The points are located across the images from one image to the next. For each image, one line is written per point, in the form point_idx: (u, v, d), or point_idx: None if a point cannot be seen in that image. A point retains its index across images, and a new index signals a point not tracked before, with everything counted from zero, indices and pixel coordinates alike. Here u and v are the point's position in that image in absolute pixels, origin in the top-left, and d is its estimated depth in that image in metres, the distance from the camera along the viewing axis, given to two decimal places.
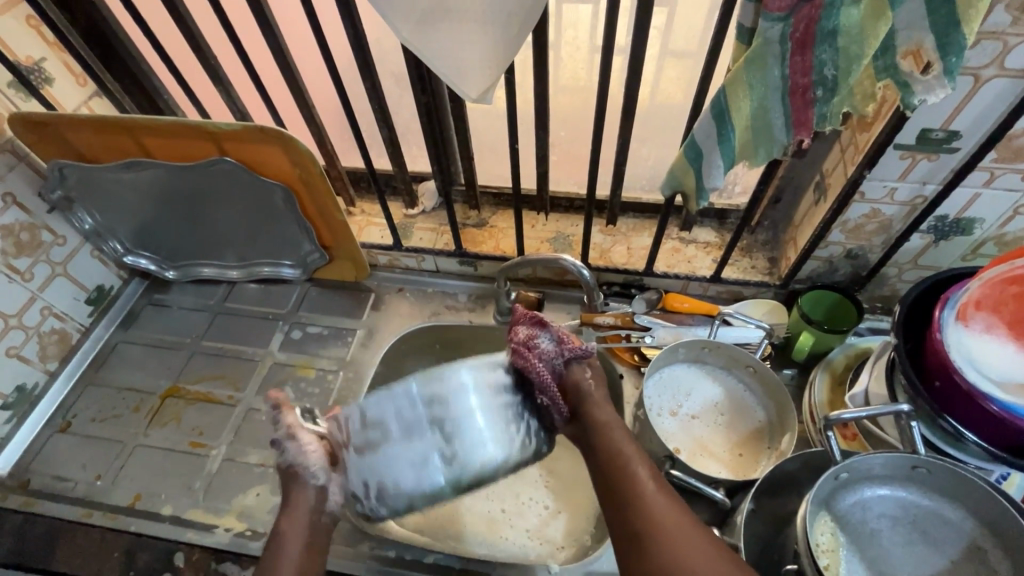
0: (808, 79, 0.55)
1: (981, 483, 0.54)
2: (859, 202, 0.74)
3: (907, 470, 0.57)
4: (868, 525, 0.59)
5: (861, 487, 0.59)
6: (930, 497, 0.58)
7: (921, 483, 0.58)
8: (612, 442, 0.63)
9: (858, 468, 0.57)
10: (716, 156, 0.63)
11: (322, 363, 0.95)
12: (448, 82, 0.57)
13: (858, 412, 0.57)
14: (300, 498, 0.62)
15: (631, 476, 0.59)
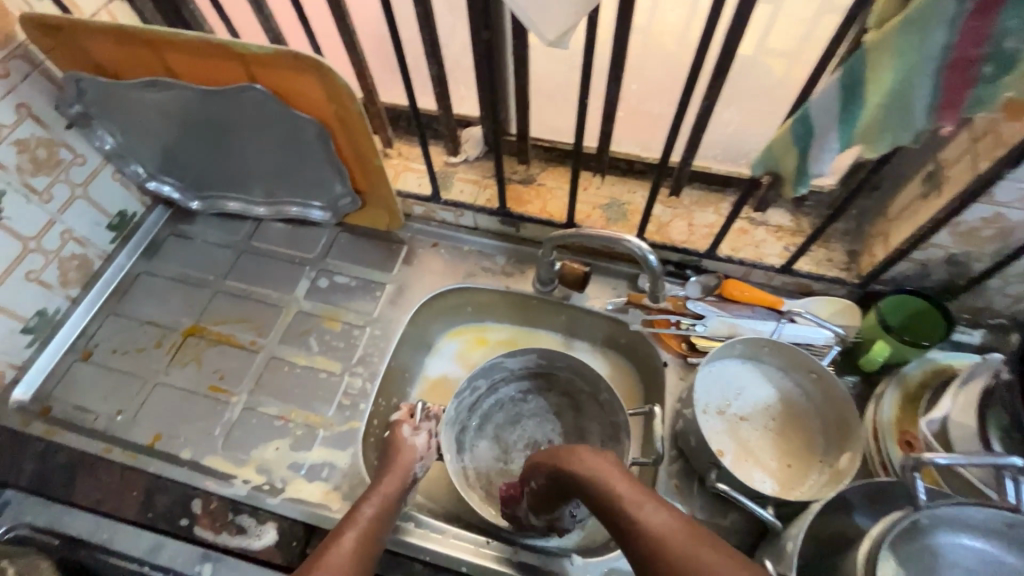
0: (978, 51, 0.44)
1: None
2: (982, 203, 0.63)
3: (1002, 525, 0.51)
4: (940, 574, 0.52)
5: (939, 535, 0.52)
6: (1015, 554, 0.52)
7: (1010, 538, 0.52)
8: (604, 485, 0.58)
9: (942, 515, 0.51)
10: (832, 136, 0.53)
11: (349, 316, 0.90)
12: (524, 19, 0.48)
13: (954, 457, 0.50)
14: (396, 471, 0.71)
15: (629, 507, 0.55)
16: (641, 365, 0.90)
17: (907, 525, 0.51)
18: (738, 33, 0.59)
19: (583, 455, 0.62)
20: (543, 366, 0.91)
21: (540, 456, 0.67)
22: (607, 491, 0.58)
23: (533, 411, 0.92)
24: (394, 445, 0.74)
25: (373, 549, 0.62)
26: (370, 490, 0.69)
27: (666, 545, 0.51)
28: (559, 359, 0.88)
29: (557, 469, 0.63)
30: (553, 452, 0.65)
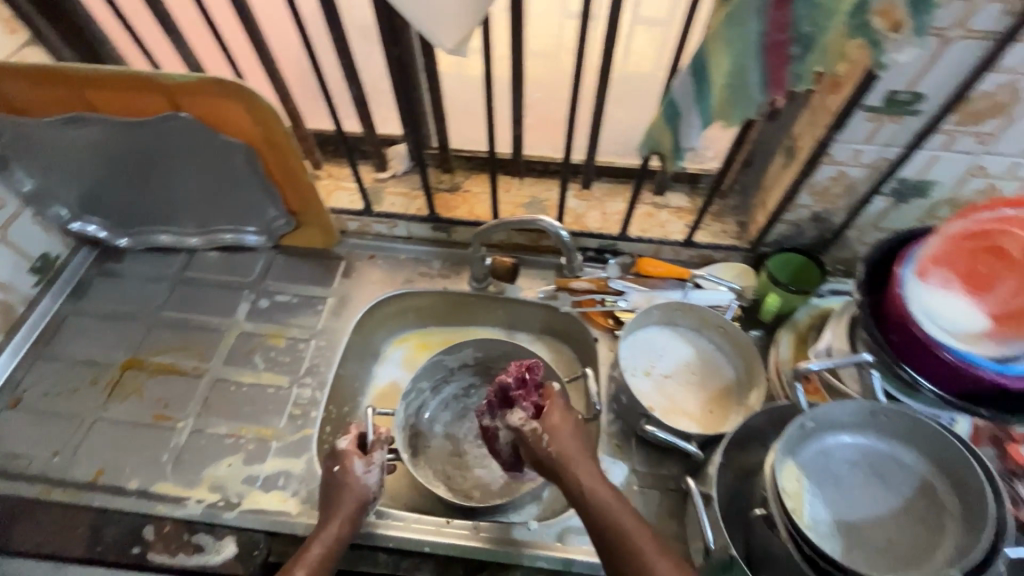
0: (785, 36, 0.56)
1: (930, 423, 0.58)
2: (827, 164, 0.76)
3: (868, 416, 0.60)
4: (829, 470, 0.61)
5: (827, 435, 0.62)
6: (884, 441, 0.61)
7: (878, 429, 0.61)
8: (596, 492, 0.62)
9: (822, 416, 0.60)
10: (693, 115, 0.64)
11: (293, 331, 0.92)
12: (424, 31, 0.56)
13: (822, 363, 0.61)
14: (346, 507, 0.69)
15: (614, 520, 0.60)
16: (575, 345, 0.98)
17: (795, 430, 0.60)
18: (612, 39, 0.70)
19: (584, 454, 0.65)
20: (482, 359, 0.97)
21: (561, 427, 0.66)
22: (611, 513, 0.60)
23: (477, 404, 0.97)
24: (345, 483, 0.70)
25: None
26: (320, 527, 0.68)
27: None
28: (496, 347, 0.95)
29: (578, 459, 0.64)
30: (574, 433, 0.66)
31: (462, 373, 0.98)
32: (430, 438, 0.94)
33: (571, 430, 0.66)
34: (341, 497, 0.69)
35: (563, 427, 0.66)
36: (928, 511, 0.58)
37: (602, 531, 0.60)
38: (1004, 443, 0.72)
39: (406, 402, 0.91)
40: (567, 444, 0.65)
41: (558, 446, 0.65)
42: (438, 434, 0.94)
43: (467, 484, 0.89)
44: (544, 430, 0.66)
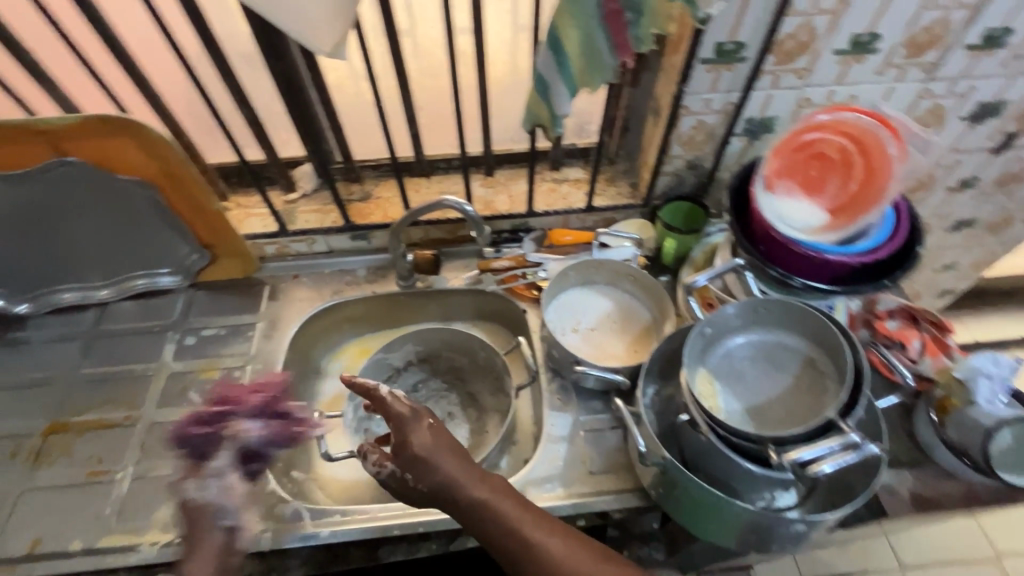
0: (618, 4, 0.65)
1: (800, 305, 0.67)
2: (686, 115, 0.87)
3: (752, 313, 0.69)
4: (731, 368, 0.70)
5: (724, 339, 0.71)
6: (770, 332, 0.71)
7: (763, 322, 0.70)
8: (485, 503, 0.63)
9: (716, 322, 0.69)
10: (560, 85, 0.72)
11: (226, 362, 0.92)
12: (300, 38, 0.61)
13: (706, 275, 0.73)
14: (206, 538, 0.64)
15: (502, 521, 0.62)
16: (508, 323, 1.05)
17: (697, 338, 0.68)
18: (478, 30, 0.77)
19: (465, 469, 0.65)
20: (424, 352, 1.03)
21: (423, 455, 0.64)
22: (495, 513, 0.62)
23: (428, 396, 1.03)
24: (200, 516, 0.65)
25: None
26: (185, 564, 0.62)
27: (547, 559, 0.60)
28: (433, 336, 1.01)
29: (454, 478, 0.64)
30: (441, 451, 0.65)
31: (408, 370, 1.04)
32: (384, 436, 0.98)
33: (434, 453, 0.64)
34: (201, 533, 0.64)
35: (428, 450, 0.64)
36: (814, 380, 0.67)
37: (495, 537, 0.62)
38: (874, 325, 0.84)
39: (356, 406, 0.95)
40: (439, 466, 0.64)
41: (427, 475, 0.64)
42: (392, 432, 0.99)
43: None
44: (412, 464, 0.64)
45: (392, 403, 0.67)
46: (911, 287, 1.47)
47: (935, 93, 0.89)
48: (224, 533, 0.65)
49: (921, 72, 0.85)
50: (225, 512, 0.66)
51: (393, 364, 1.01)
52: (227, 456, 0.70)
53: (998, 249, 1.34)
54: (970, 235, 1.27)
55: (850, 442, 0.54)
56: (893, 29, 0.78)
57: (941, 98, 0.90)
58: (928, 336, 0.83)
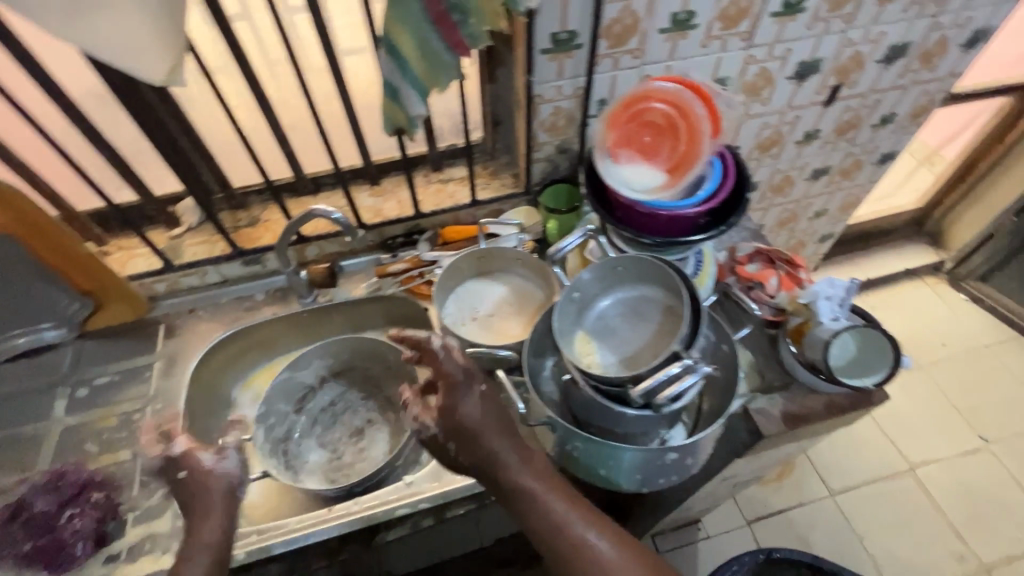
0: (441, 6, 0.70)
1: (649, 259, 0.74)
2: (542, 103, 0.93)
3: (613, 272, 0.76)
4: (603, 326, 0.77)
5: (595, 301, 0.78)
6: (633, 288, 0.78)
7: (626, 279, 0.77)
8: (528, 486, 0.65)
9: (583, 287, 0.75)
10: (408, 88, 0.76)
11: (124, 407, 0.90)
12: (124, 67, 0.56)
13: (568, 243, 0.83)
14: (213, 508, 0.70)
15: (547, 508, 0.64)
16: (415, 323, 1.07)
17: (566, 303, 0.74)
18: (326, 46, 0.80)
19: (514, 450, 0.67)
20: (336, 364, 1.04)
21: (471, 422, 0.65)
22: (539, 496, 0.64)
23: (347, 407, 1.03)
24: (206, 482, 0.71)
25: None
26: (197, 525, 0.68)
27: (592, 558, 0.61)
28: (342, 347, 1.01)
29: (499, 454, 0.65)
30: (488, 424, 0.66)
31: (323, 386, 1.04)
32: (304, 454, 0.98)
33: (479, 423, 0.65)
34: (208, 492, 0.70)
35: (478, 417, 0.66)
36: (673, 325, 0.74)
37: (539, 522, 0.64)
38: (735, 271, 0.94)
39: (268, 429, 0.95)
40: (485, 439, 0.65)
41: (469, 443, 0.65)
42: (312, 449, 0.98)
43: (354, 477, 0.95)
44: (452, 429, 0.66)
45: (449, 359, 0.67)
46: (794, 236, 1.62)
47: (759, 58, 0.99)
48: (228, 486, 0.72)
49: (740, 41, 0.95)
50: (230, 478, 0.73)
51: (305, 381, 1.01)
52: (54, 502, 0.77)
53: (857, 191, 1.49)
54: (829, 182, 1.42)
55: (688, 367, 0.61)
56: (704, 5, 0.87)
57: (765, 62, 1.01)
58: (783, 273, 0.92)
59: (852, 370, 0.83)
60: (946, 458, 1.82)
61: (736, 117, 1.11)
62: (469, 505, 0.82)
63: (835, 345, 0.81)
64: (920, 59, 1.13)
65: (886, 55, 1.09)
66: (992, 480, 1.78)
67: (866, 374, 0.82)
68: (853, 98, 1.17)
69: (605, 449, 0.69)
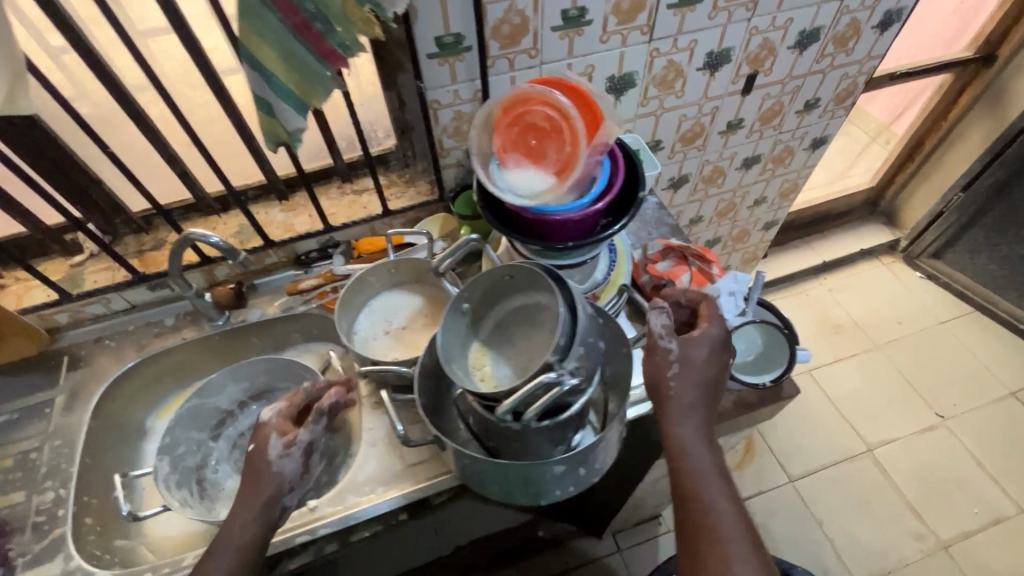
0: (301, 17, 0.67)
1: (530, 266, 0.70)
2: (440, 108, 0.91)
3: (505, 279, 0.72)
4: (499, 335, 0.75)
5: (491, 310, 0.76)
6: (529, 295, 0.73)
7: (520, 286, 0.73)
8: (699, 455, 0.64)
9: (472, 298, 0.73)
10: (281, 102, 0.73)
11: (20, 446, 0.87)
12: None
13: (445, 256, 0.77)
14: (262, 494, 0.67)
15: (705, 489, 0.63)
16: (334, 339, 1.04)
17: (453, 315, 0.72)
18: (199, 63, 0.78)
19: (694, 418, 0.66)
20: (252, 386, 1.00)
21: (664, 375, 0.66)
22: (698, 473, 0.63)
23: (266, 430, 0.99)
24: (258, 472, 0.69)
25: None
26: (236, 512, 0.67)
27: (725, 538, 0.59)
28: (255, 368, 0.97)
29: (696, 403, 0.66)
30: (695, 376, 0.67)
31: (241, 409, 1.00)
32: (220, 481, 0.95)
33: (681, 376, 0.66)
34: (258, 480, 0.68)
35: (694, 363, 0.67)
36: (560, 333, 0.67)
37: (691, 501, 0.62)
38: (647, 269, 0.93)
39: (176, 459, 0.91)
40: (681, 389, 0.66)
41: (662, 391, 0.67)
42: (228, 475, 0.95)
43: None
44: (664, 365, 0.67)
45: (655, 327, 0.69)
46: (737, 225, 1.61)
47: (663, 51, 0.98)
48: (278, 485, 0.68)
49: (641, 35, 0.93)
50: (281, 478, 0.68)
51: (219, 406, 0.98)
52: None
53: (794, 176, 1.49)
54: (762, 169, 1.41)
55: (556, 380, 0.59)
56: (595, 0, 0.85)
57: (671, 54, 0.99)
58: (695, 269, 0.91)
59: (752, 365, 0.84)
60: (905, 437, 1.82)
61: (651, 111, 1.09)
62: (375, 527, 0.80)
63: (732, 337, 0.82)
64: (835, 43, 1.12)
65: (798, 41, 1.07)
66: (949, 456, 1.79)
67: (765, 370, 0.82)
68: (771, 85, 1.15)
69: (493, 467, 0.67)
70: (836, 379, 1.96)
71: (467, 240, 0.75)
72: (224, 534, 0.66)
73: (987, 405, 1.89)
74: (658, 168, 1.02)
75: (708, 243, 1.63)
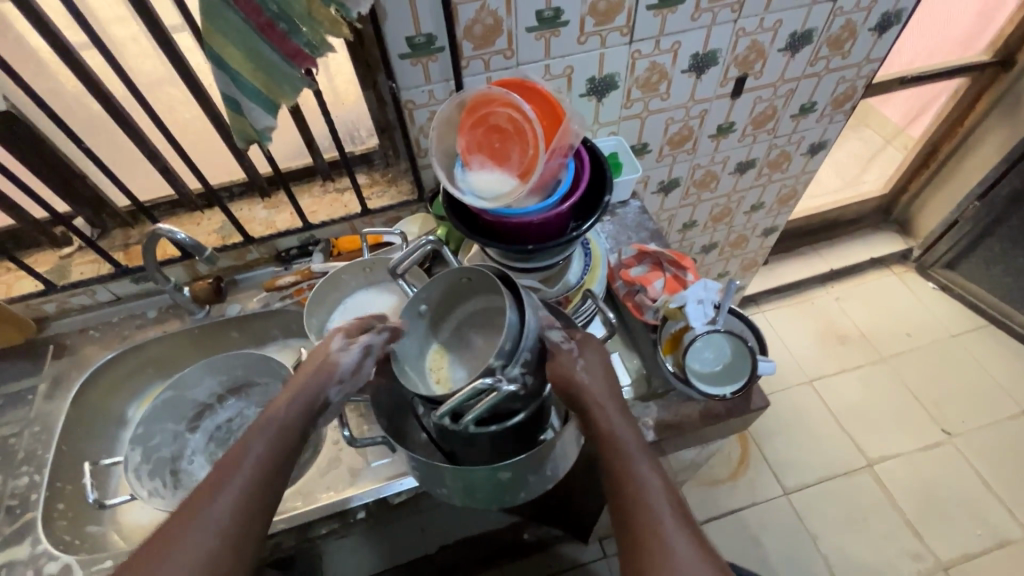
0: (264, 17, 0.67)
1: (487, 270, 0.68)
2: (416, 108, 0.91)
3: (465, 281, 0.71)
4: (460, 336, 0.75)
5: (452, 312, 0.75)
6: (490, 297, 0.72)
7: (480, 289, 0.72)
8: (622, 438, 0.63)
9: (430, 300, 0.72)
10: (248, 101, 0.74)
11: (1, 431, 0.90)
12: None
13: (405, 257, 0.76)
14: (314, 384, 0.65)
15: (631, 468, 0.61)
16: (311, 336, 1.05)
17: (410, 318, 0.72)
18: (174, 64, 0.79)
19: (610, 402, 0.66)
20: (230, 380, 1.01)
21: (572, 367, 0.67)
22: (623, 454, 0.62)
23: (242, 423, 1.01)
24: (321, 360, 0.67)
25: (257, 519, 0.55)
26: (281, 397, 0.64)
27: (658, 513, 0.58)
28: (232, 361, 0.99)
29: (604, 395, 0.66)
30: (599, 369, 0.68)
31: (218, 402, 1.02)
32: (194, 471, 0.97)
33: (587, 367, 0.67)
34: (314, 372, 0.66)
35: (593, 362, 0.69)
36: None
37: (617, 483, 0.61)
38: (621, 274, 0.91)
39: (150, 448, 0.93)
40: (591, 381, 0.66)
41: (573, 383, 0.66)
42: (202, 466, 0.97)
43: None
44: (566, 364, 0.67)
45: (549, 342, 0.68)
46: (733, 231, 1.58)
47: (646, 52, 0.96)
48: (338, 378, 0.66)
49: (621, 36, 0.92)
50: (339, 373, 0.67)
51: (197, 398, 0.99)
52: None
53: (793, 182, 1.45)
54: (758, 175, 1.38)
55: (494, 386, 0.58)
56: (570, 1, 0.84)
57: (654, 56, 0.97)
58: (669, 275, 0.89)
59: (716, 376, 0.82)
60: (906, 453, 1.76)
61: (636, 114, 1.07)
62: (332, 525, 0.80)
63: (698, 344, 0.81)
64: (829, 46, 1.08)
65: (789, 43, 1.04)
66: (954, 474, 1.72)
67: (728, 383, 0.80)
68: (763, 89, 1.13)
69: (436, 471, 0.67)
70: (838, 390, 1.91)
71: (424, 240, 0.75)
72: (265, 415, 0.62)
73: (996, 424, 1.82)
74: (638, 171, 1.01)
75: (704, 248, 1.60)
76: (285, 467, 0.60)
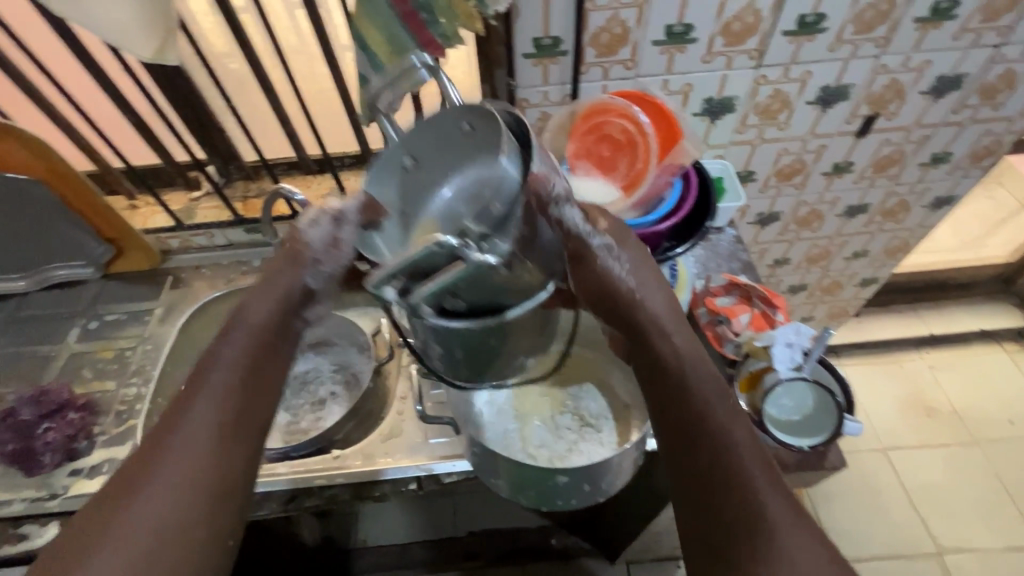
0: (410, 5, 0.71)
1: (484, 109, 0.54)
2: (528, 108, 0.93)
3: (457, 129, 0.56)
4: (436, 207, 0.57)
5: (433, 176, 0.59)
6: (475, 156, 0.56)
7: (472, 144, 0.56)
8: (693, 373, 0.55)
9: (415, 152, 0.58)
10: (376, 80, 0.76)
11: (120, 343, 1.02)
12: (114, 44, 0.61)
13: None
14: (286, 279, 0.59)
15: (706, 413, 0.52)
16: None
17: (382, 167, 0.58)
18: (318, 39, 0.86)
19: (669, 323, 0.60)
20: (314, 334, 1.09)
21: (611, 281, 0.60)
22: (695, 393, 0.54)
23: (317, 375, 1.08)
24: (292, 260, 0.60)
25: (246, 407, 0.53)
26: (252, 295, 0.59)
27: (741, 459, 0.49)
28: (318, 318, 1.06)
29: (662, 317, 0.59)
30: (648, 279, 0.62)
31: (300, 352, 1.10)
32: None
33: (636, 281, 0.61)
34: (287, 266, 0.60)
35: (645, 272, 0.62)
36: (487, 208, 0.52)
37: (687, 430, 0.52)
38: (705, 301, 0.88)
39: None
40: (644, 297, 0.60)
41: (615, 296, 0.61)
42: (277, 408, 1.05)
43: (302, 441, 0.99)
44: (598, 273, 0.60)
45: (547, 224, 0.54)
46: (828, 276, 1.48)
47: (771, 79, 0.92)
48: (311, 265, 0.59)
49: (748, 59, 0.89)
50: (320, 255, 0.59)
51: None
52: (33, 411, 0.89)
53: (904, 234, 1.34)
54: (868, 221, 1.29)
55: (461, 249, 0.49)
56: (703, 19, 0.82)
57: (780, 83, 0.93)
58: (756, 311, 0.86)
59: (794, 426, 0.78)
60: (984, 551, 1.59)
61: (748, 140, 1.04)
62: (385, 488, 0.84)
63: (778, 390, 0.78)
64: (981, 94, 0.99)
65: (934, 86, 0.96)
66: None
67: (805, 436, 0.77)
68: (893, 131, 1.05)
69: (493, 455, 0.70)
70: (916, 466, 1.75)
71: None
72: (238, 315, 0.58)
73: None
74: (742, 199, 0.96)
75: (792, 287, 1.51)
76: (267, 358, 0.57)
